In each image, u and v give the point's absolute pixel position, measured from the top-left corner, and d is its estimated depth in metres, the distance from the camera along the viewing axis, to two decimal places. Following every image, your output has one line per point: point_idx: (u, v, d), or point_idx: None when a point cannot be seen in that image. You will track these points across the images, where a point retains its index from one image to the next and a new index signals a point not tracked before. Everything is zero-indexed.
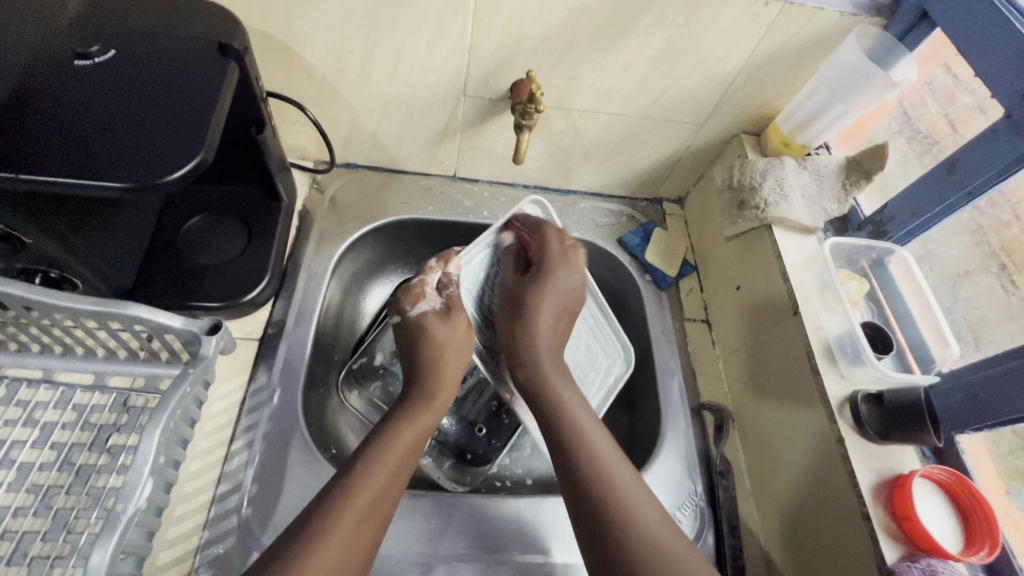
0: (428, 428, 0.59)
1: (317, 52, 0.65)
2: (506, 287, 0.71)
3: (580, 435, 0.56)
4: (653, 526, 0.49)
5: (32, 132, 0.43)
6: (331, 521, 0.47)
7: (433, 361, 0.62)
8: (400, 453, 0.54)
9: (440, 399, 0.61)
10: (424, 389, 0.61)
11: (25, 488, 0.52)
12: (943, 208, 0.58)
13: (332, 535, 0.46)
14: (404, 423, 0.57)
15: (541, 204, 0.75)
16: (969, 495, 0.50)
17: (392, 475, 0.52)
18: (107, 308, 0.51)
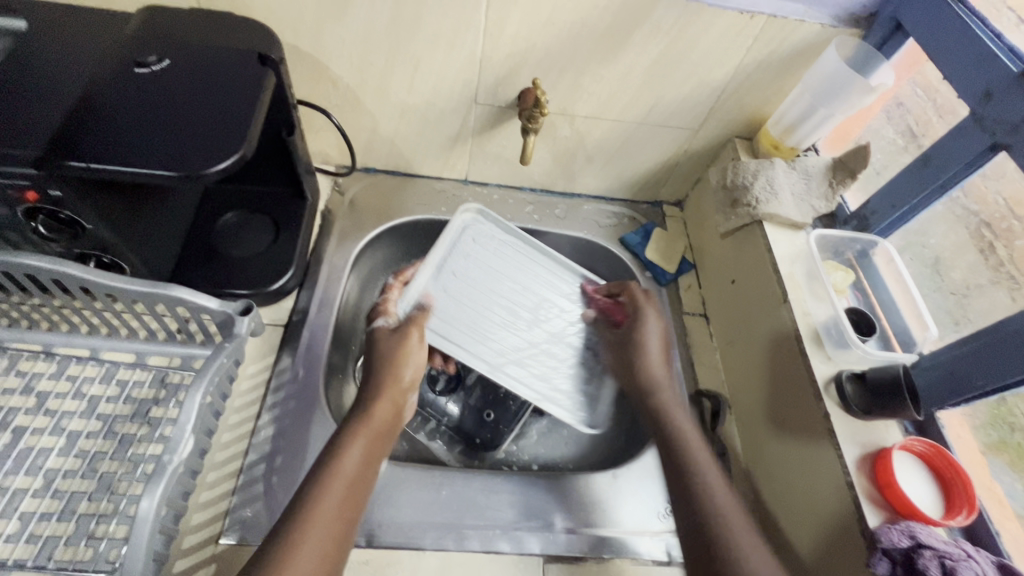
0: (378, 438, 0.57)
1: (342, 64, 0.71)
2: (466, 289, 0.75)
3: (696, 471, 0.56)
4: (720, 507, 0.52)
5: (97, 129, 0.50)
6: (287, 550, 0.45)
7: (382, 380, 0.61)
8: (351, 467, 0.52)
9: (383, 410, 0.59)
10: (363, 409, 0.58)
11: (73, 453, 0.58)
12: (922, 199, 0.64)
13: (287, 570, 0.43)
14: (350, 441, 0.55)
15: (475, 209, 0.81)
16: (947, 464, 0.54)
17: (341, 498, 0.50)
18: (152, 289, 0.57)
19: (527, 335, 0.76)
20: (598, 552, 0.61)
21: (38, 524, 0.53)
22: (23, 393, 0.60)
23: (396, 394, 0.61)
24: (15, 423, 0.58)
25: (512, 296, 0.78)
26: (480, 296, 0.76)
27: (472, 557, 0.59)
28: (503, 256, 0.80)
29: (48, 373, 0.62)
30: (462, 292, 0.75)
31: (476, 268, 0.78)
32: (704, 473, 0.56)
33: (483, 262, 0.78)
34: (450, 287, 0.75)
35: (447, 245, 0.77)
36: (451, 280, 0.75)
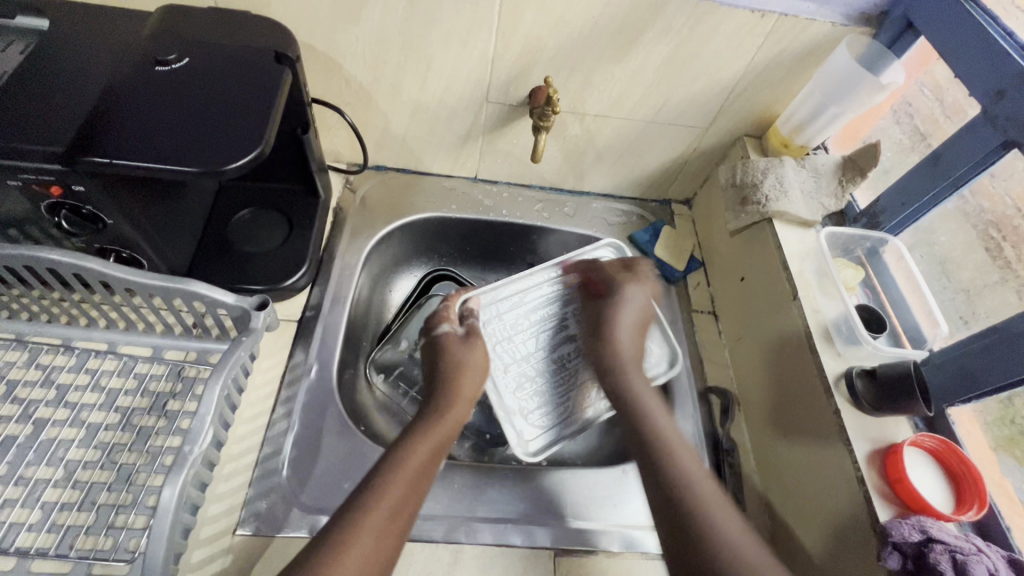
0: (441, 443, 0.61)
1: (356, 63, 0.72)
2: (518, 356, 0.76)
3: (669, 451, 0.60)
4: (702, 492, 0.55)
5: (120, 125, 0.51)
6: (354, 526, 0.49)
7: (451, 381, 0.67)
8: (412, 468, 0.56)
9: (454, 413, 0.64)
10: (438, 409, 0.64)
11: (93, 445, 0.59)
12: (931, 197, 0.64)
13: (349, 548, 0.48)
14: (417, 441, 0.59)
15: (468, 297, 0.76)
16: (958, 460, 0.54)
17: (405, 492, 0.54)
18: (170, 284, 0.58)
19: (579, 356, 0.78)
20: (608, 545, 0.62)
21: (59, 514, 0.54)
22: (43, 385, 0.61)
23: (465, 399, 0.66)
24: (36, 414, 0.59)
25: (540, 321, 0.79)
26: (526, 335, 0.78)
27: (485, 550, 0.59)
28: (527, 302, 0.79)
29: (67, 366, 0.63)
30: (514, 365, 0.76)
31: (517, 331, 0.77)
32: (678, 452, 0.60)
33: (514, 326, 0.77)
34: (506, 365, 0.75)
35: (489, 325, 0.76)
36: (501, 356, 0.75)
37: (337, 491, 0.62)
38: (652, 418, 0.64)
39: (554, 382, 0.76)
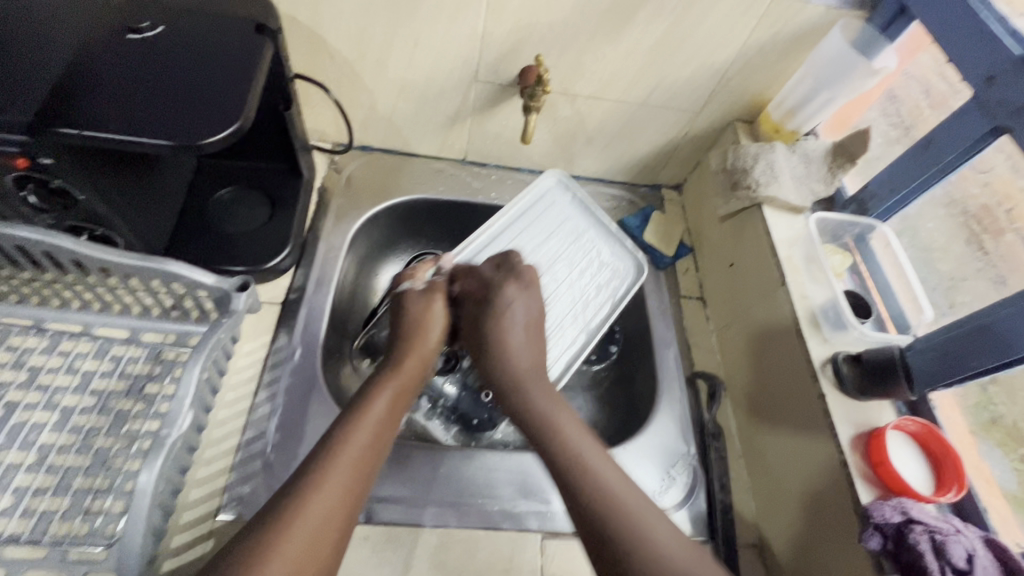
0: (404, 391, 0.59)
1: (341, 37, 0.69)
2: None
3: (580, 460, 0.54)
4: (613, 490, 0.51)
5: (88, 95, 0.48)
6: (319, 474, 0.48)
7: (409, 340, 0.64)
8: (372, 423, 0.53)
9: (409, 369, 0.62)
10: (391, 365, 0.61)
11: (67, 429, 0.57)
12: (920, 183, 0.65)
13: (313, 495, 0.46)
14: (372, 394, 0.57)
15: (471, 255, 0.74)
16: (938, 443, 0.55)
17: (366, 444, 0.52)
18: (148, 263, 0.56)
19: (554, 280, 0.79)
20: None
21: (32, 499, 0.53)
22: (14, 367, 0.59)
23: (421, 352, 0.64)
24: (7, 398, 0.57)
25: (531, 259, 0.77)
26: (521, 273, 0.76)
27: (471, 534, 0.59)
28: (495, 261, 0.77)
29: (39, 348, 0.61)
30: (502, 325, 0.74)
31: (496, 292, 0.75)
32: (595, 469, 0.53)
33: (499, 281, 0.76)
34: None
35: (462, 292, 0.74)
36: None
37: None
38: (536, 401, 0.61)
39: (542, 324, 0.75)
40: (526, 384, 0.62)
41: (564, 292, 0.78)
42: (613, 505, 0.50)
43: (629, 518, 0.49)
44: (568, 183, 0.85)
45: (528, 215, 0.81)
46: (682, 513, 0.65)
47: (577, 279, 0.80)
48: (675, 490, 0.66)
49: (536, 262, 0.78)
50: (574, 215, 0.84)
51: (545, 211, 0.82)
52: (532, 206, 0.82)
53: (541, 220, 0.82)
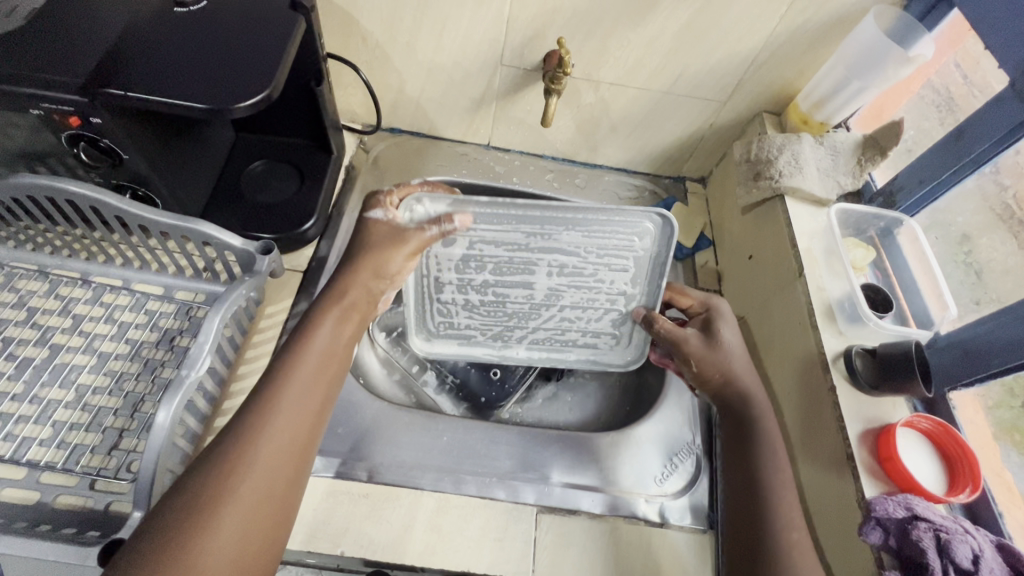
0: (352, 319, 0.54)
1: (372, 19, 0.73)
2: (467, 270, 0.66)
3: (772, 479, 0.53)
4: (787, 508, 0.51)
5: (136, 61, 0.52)
6: (261, 418, 0.45)
7: (358, 267, 0.55)
8: (314, 358, 0.50)
9: (353, 297, 0.54)
10: (334, 288, 0.54)
11: (103, 372, 0.62)
12: (950, 175, 0.62)
13: (256, 446, 0.44)
14: (318, 321, 0.52)
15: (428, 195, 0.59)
16: (952, 441, 0.52)
17: (311, 378, 0.48)
18: (181, 223, 0.60)
19: (540, 294, 0.67)
20: (591, 507, 0.62)
21: (68, 432, 0.57)
22: (60, 314, 0.64)
23: (367, 283, 0.55)
24: (52, 339, 0.62)
25: (512, 253, 0.64)
26: (494, 263, 0.65)
27: (467, 500, 0.61)
28: (484, 231, 0.63)
29: (84, 298, 0.66)
30: (457, 275, 0.67)
31: (473, 240, 0.63)
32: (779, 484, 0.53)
33: (473, 250, 0.64)
34: (443, 274, 0.67)
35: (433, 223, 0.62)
36: (443, 265, 0.66)
37: (329, 435, 0.63)
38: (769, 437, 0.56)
39: (491, 303, 0.69)
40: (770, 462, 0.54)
41: (536, 312, 0.69)
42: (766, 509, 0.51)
43: (773, 515, 0.50)
44: (668, 232, 0.61)
45: (586, 230, 0.61)
46: (683, 500, 0.64)
47: (560, 308, 0.68)
48: (677, 477, 0.66)
49: (523, 272, 0.65)
50: (625, 261, 0.63)
51: (601, 246, 0.62)
52: (601, 226, 0.60)
53: (594, 247, 0.62)
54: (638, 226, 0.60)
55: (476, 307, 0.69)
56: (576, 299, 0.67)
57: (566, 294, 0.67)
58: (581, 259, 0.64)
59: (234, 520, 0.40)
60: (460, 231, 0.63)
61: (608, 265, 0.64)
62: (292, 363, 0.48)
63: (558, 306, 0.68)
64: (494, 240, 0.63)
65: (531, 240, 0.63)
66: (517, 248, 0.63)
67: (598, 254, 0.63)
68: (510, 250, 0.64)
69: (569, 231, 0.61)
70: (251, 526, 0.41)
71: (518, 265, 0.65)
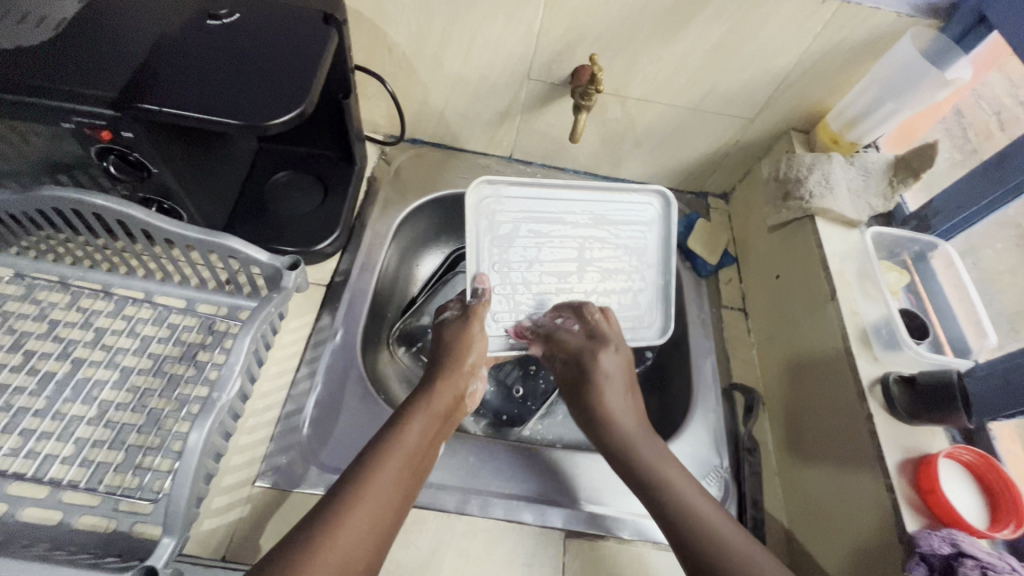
0: (439, 420, 0.59)
1: (400, 31, 0.72)
2: (524, 250, 0.74)
3: (676, 494, 0.53)
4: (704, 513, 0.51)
5: (170, 75, 0.51)
6: (346, 507, 0.47)
7: (444, 372, 0.63)
8: (403, 452, 0.53)
9: (443, 402, 0.60)
10: (423, 395, 0.60)
11: (126, 387, 0.61)
12: (988, 202, 0.62)
13: (339, 532, 0.45)
14: (414, 414, 0.57)
15: (490, 179, 0.73)
16: (995, 475, 0.52)
17: (399, 470, 0.52)
18: (208, 238, 0.59)
19: (584, 267, 0.75)
20: (618, 532, 0.61)
21: (91, 450, 0.56)
22: (82, 327, 0.63)
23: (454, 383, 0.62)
24: (74, 354, 0.61)
25: (559, 232, 0.75)
26: (543, 244, 0.74)
27: (494, 524, 0.60)
28: (535, 214, 0.75)
29: (106, 311, 0.65)
30: (516, 257, 0.73)
31: (528, 215, 0.75)
32: (689, 499, 0.53)
33: (526, 231, 0.74)
34: (503, 259, 0.73)
35: (493, 211, 0.74)
36: (503, 248, 0.73)
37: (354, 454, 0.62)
38: (639, 450, 0.58)
39: (546, 287, 0.73)
40: (645, 459, 0.57)
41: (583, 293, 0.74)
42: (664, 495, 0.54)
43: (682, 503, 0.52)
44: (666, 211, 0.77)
45: (613, 211, 0.77)
46: None
47: (601, 284, 0.75)
48: None
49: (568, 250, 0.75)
50: (648, 233, 0.77)
51: (626, 220, 0.77)
52: (623, 209, 0.77)
53: (619, 225, 0.77)
54: (645, 207, 0.77)
55: (534, 285, 0.73)
56: (610, 274, 0.75)
57: (603, 269, 0.75)
58: (613, 234, 0.76)
59: None
60: (519, 213, 0.75)
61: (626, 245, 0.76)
62: (386, 448, 0.53)
63: (597, 284, 0.74)
64: (545, 222, 0.75)
65: (576, 215, 0.76)
66: (563, 229, 0.75)
67: (626, 227, 0.77)
68: (556, 232, 0.75)
69: (603, 209, 0.77)
70: None
71: (562, 241, 0.75)
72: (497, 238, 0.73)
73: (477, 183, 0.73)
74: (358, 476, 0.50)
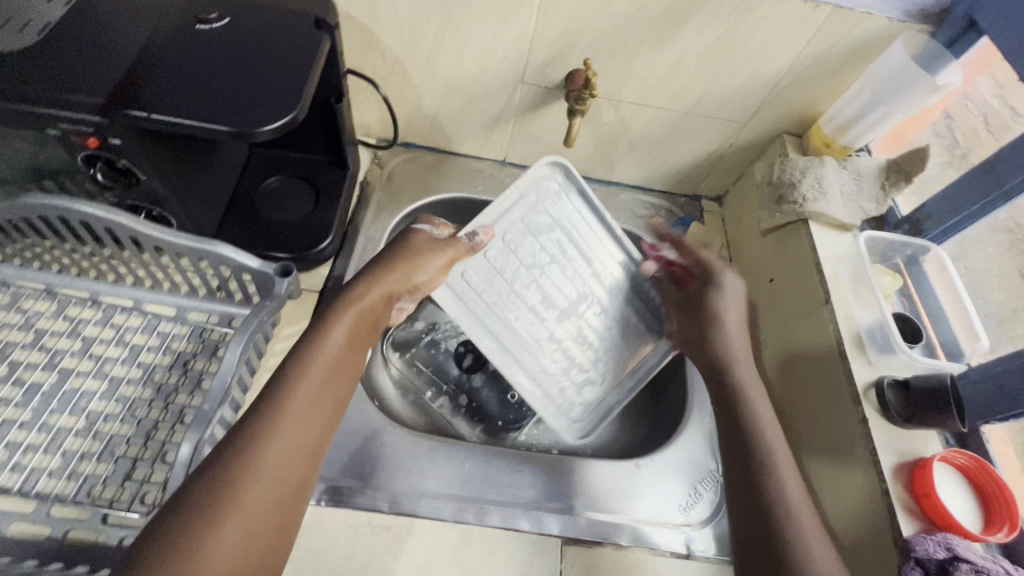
0: (362, 327, 0.56)
1: (393, 35, 0.71)
2: (533, 257, 0.69)
3: (779, 491, 0.50)
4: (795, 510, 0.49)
5: (157, 81, 0.51)
6: (271, 426, 0.45)
7: (381, 273, 0.58)
8: (326, 362, 0.50)
9: (367, 304, 0.56)
10: (352, 293, 0.56)
11: (115, 398, 0.59)
12: (980, 207, 0.63)
13: (264, 452, 0.43)
14: (335, 321, 0.54)
15: (566, 167, 0.70)
16: (988, 478, 0.52)
17: (319, 384, 0.49)
18: (198, 245, 0.58)
19: (571, 310, 0.71)
20: (616, 539, 0.61)
21: (79, 462, 0.55)
22: (70, 336, 0.62)
23: (390, 286, 0.58)
24: (61, 364, 0.60)
25: (570, 261, 0.71)
26: (543, 264, 0.69)
27: (492, 532, 0.59)
28: (561, 217, 0.71)
29: (93, 320, 0.64)
30: (526, 257, 0.69)
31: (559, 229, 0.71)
32: (788, 489, 0.51)
33: (547, 232, 0.70)
34: (500, 253, 0.67)
35: (522, 198, 0.68)
36: (512, 238, 0.68)
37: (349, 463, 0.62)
38: (759, 417, 0.57)
39: (530, 312, 0.69)
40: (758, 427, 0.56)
41: (559, 329, 0.70)
42: (766, 465, 0.52)
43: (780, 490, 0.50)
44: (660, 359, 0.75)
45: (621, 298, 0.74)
46: (707, 530, 0.63)
47: (573, 341, 0.71)
48: (701, 505, 0.65)
49: (574, 281, 0.71)
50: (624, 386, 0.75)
51: (622, 334, 0.74)
52: (628, 319, 0.74)
53: (614, 335, 0.74)
54: (647, 294, 0.75)
55: (514, 305, 0.68)
56: (591, 339, 0.72)
57: (585, 322, 0.72)
58: (602, 337, 0.73)
59: (223, 542, 0.39)
60: (545, 212, 0.70)
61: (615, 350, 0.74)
62: (312, 357, 0.50)
63: (570, 340, 0.71)
64: (561, 237, 0.71)
65: (596, 288, 0.72)
66: (576, 262, 0.71)
67: (614, 348, 0.74)
68: (574, 258, 0.71)
69: (609, 303, 0.73)
70: (246, 537, 0.40)
71: (573, 281, 0.71)
72: (517, 221, 0.68)
73: (557, 159, 0.69)
74: (280, 400, 0.46)
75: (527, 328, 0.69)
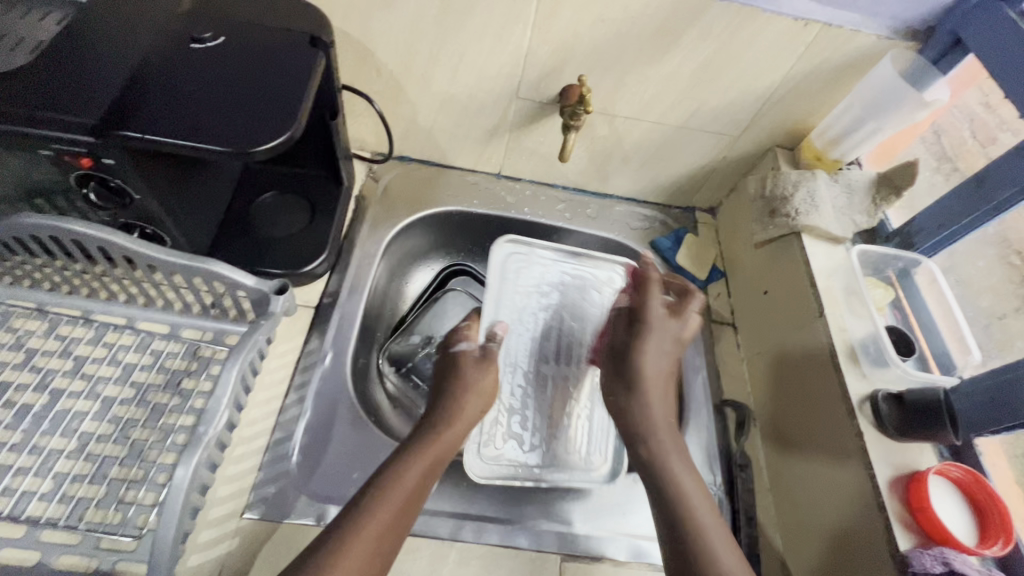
0: (438, 463, 0.58)
1: (388, 50, 0.71)
2: (571, 317, 0.79)
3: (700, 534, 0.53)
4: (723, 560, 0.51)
5: (152, 102, 0.50)
6: (351, 531, 0.49)
7: (457, 391, 0.64)
8: (409, 484, 0.54)
9: (451, 437, 0.60)
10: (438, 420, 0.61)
11: (107, 418, 0.59)
12: (969, 221, 0.64)
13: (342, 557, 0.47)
14: (418, 452, 0.57)
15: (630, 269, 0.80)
16: (983, 491, 0.53)
17: (401, 506, 0.52)
18: (192, 263, 0.58)
19: (565, 374, 0.75)
20: (615, 554, 0.61)
21: (71, 485, 0.54)
22: (61, 355, 0.61)
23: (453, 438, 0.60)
24: (52, 384, 0.59)
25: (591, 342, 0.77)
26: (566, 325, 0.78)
27: (490, 550, 0.59)
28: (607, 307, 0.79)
29: (85, 338, 0.63)
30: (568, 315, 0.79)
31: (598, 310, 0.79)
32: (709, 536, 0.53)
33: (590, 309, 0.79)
34: (541, 284, 0.80)
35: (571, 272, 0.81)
36: (557, 288, 0.80)
37: (346, 481, 0.62)
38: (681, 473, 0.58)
39: (544, 348, 0.76)
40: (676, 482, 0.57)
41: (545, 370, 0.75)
42: (671, 484, 0.57)
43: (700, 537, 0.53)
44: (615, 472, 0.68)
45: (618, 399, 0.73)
46: None
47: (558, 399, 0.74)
48: None
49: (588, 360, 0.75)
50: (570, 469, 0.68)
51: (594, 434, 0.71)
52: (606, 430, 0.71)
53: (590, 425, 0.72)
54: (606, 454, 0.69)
55: (536, 333, 0.77)
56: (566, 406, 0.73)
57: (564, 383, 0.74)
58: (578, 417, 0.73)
59: None
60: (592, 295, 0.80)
61: (541, 417, 0.72)
62: (393, 481, 0.53)
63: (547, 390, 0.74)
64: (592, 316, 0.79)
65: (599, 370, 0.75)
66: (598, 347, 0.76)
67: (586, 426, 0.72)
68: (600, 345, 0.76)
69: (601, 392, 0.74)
70: None
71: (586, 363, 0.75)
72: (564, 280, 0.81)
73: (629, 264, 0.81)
74: (393, 468, 0.55)
75: (531, 352, 0.76)
